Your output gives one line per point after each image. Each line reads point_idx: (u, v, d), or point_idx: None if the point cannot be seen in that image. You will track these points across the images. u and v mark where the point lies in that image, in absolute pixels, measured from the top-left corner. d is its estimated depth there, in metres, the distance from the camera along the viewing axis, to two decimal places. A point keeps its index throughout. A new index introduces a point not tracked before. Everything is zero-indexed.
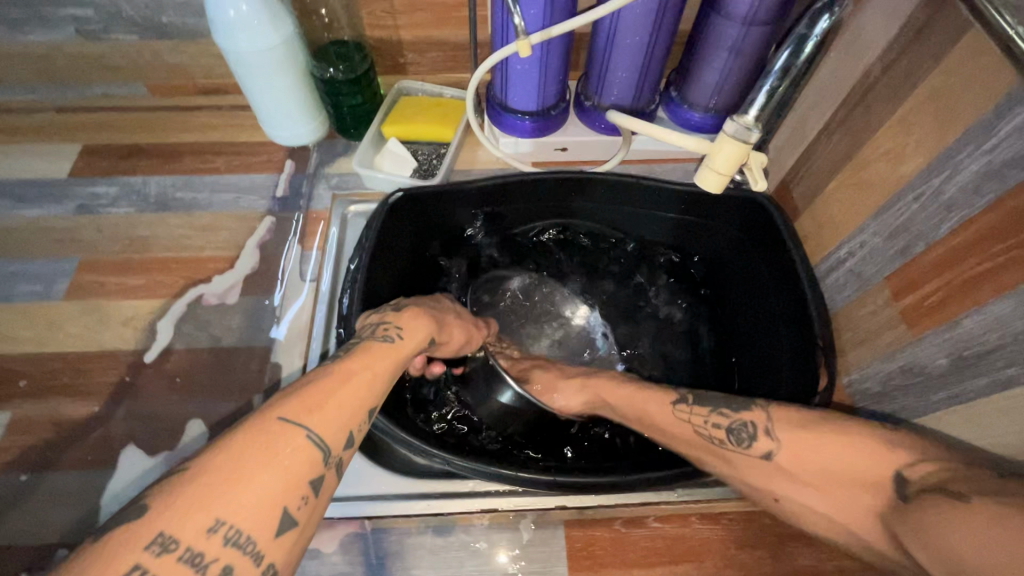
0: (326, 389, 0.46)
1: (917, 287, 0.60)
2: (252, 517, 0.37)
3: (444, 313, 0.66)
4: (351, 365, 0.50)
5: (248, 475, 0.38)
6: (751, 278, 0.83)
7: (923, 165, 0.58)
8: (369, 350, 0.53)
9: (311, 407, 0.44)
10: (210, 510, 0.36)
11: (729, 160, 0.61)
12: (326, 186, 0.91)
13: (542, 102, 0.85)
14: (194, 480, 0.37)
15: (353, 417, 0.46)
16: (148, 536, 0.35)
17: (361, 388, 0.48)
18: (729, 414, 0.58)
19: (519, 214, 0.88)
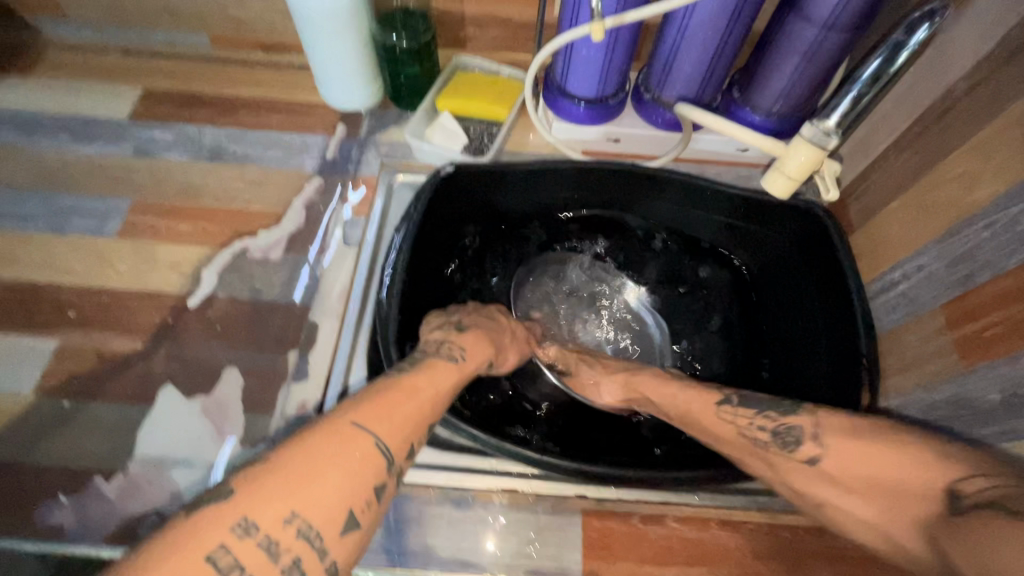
0: (395, 401, 0.48)
1: (976, 318, 0.58)
2: (322, 513, 0.38)
3: (500, 333, 0.69)
4: (417, 381, 0.52)
5: (322, 472, 0.39)
6: (800, 291, 0.81)
7: (999, 192, 0.56)
8: (433, 367, 0.55)
9: (381, 414, 0.45)
10: (287, 501, 0.38)
11: (800, 166, 0.64)
12: (375, 153, 0.91)
13: (601, 90, 0.83)
14: (275, 472, 0.39)
15: (416, 432, 0.47)
16: (232, 518, 0.36)
17: (425, 405, 0.50)
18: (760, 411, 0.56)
19: (564, 200, 0.87)
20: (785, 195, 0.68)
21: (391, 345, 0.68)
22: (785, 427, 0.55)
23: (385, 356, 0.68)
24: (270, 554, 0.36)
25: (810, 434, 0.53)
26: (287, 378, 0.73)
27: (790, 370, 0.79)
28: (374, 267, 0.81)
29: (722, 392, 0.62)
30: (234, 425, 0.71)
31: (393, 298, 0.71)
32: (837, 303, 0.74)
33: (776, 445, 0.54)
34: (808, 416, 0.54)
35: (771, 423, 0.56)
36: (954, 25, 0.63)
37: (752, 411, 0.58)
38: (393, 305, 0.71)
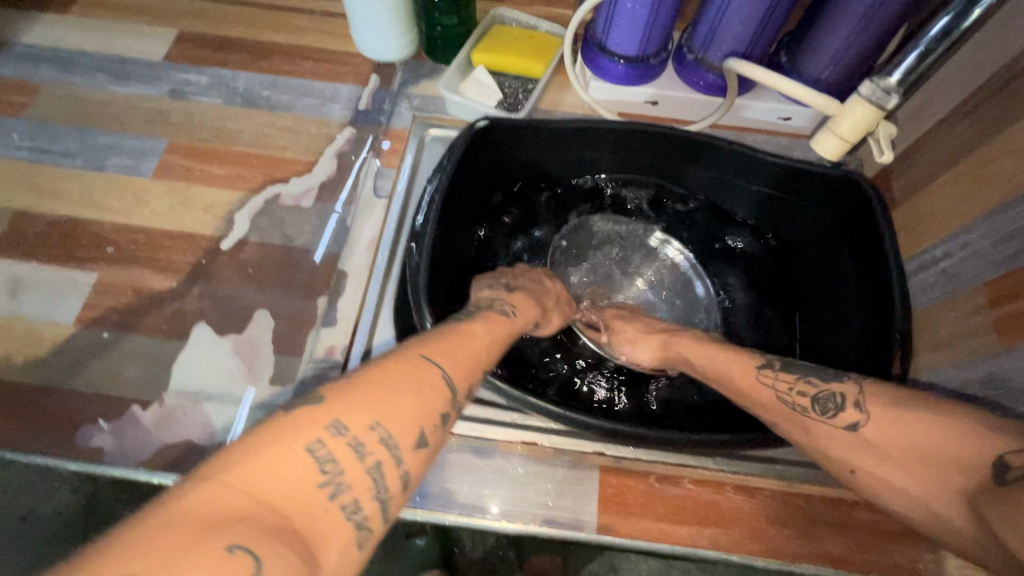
0: (456, 343, 0.52)
1: (1019, 297, 0.57)
2: (400, 427, 0.42)
3: (545, 295, 0.71)
4: (473, 329, 0.56)
5: (398, 392, 0.43)
6: (834, 265, 0.80)
7: None
8: (486, 319, 0.59)
9: (445, 353, 0.50)
10: (371, 412, 0.41)
11: (855, 127, 0.64)
12: (408, 106, 0.90)
13: (643, 49, 0.81)
14: (358, 387, 0.43)
15: (474, 374, 0.52)
16: (326, 419, 0.40)
17: (481, 351, 0.54)
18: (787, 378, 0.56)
19: (597, 162, 0.86)
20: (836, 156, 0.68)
21: (420, 299, 0.69)
22: (827, 392, 0.56)
23: (414, 311, 0.68)
24: (358, 453, 0.39)
25: (851, 401, 0.54)
26: (316, 323, 0.75)
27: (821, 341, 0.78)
28: (404, 220, 0.81)
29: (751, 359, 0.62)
30: (264, 365, 0.73)
31: (422, 252, 0.71)
32: (872, 278, 0.72)
33: (816, 411, 0.56)
34: (853, 384, 0.56)
35: (812, 389, 0.57)
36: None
37: (793, 377, 0.59)
38: (422, 260, 0.71)
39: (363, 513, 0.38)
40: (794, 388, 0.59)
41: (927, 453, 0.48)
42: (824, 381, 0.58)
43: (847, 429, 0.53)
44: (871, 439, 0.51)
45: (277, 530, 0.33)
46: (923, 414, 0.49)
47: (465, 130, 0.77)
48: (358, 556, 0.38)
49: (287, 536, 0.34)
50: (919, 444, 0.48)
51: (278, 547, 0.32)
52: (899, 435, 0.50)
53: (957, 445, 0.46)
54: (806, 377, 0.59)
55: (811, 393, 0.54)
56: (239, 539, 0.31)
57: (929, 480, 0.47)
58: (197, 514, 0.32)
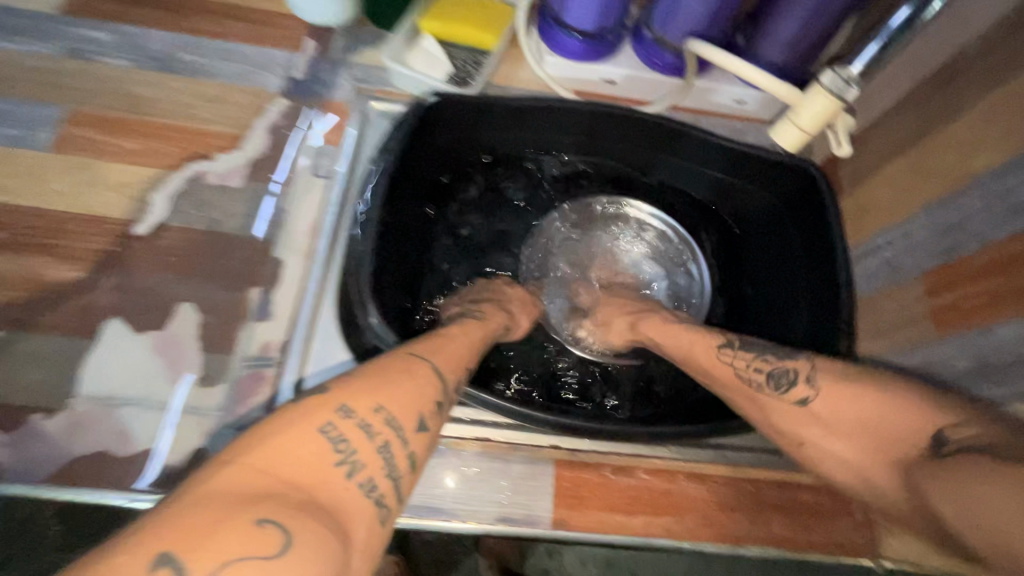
0: (440, 342, 0.59)
1: (956, 288, 0.59)
2: (401, 410, 0.47)
3: (508, 299, 0.73)
4: (451, 331, 0.63)
5: (396, 382, 0.50)
6: (784, 250, 0.80)
7: (996, 161, 0.56)
8: (464, 321, 0.65)
9: (431, 349, 0.57)
10: (373, 398, 0.47)
11: (815, 118, 0.61)
12: (348, 76, 0.83)
13: (600, 24, 0.77)
14: (360, 379, 0.48)
15: (460, 369, 0.58)
16: (333, 406, 0.45)
17: (462, 349, 0.61)
18: (773, 360, 0.58)
19: (552, 142, 0.83)
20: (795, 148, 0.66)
21: (365, 291, 0.65)
22: (783, 370, 0.56)
23: (358, 304, 0.65)
24: (367, 434, 0.44)
25: (805, 377, 0.55)
26: (248, 317, 0.68)
27: (772, 326, 0.79)
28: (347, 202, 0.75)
29: (707, 348, 0.62)
30: (192, 365, 0.66)
31: (368, 241, 0.67)
32: (820, 263, 0.74)
33: (773, 388, 0.56)
34: (807, 361, 0.56)
35: (769, 366, 0.57)
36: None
37: (750, 355, 0.60)
38: (366, 250, 0.66)
39: (378, 490, 0.43)
40: (753, 366, 0.58)
41: (873, 428, 0.49)
42: (779, 358, 0.58)
43: (797, 404, 0.54)
44: (821, 416, 0.52)
45: (302, 503, 0.38)
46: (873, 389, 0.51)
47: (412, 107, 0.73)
48: (380, 530, 0.42)
49: (311, 506, 0.38)
50: (865, 418, 0.49)
51: (305, 518, 0.36)
52: (847, 409, 0.51)
53: (898, 422, 0.48)
54: (764, 355, 0.59)
55: (783, 381, 0.56)
56: (268, 514, 0.35)
57: (871, 453, 0.48)
58: (227, 494, 0.36)
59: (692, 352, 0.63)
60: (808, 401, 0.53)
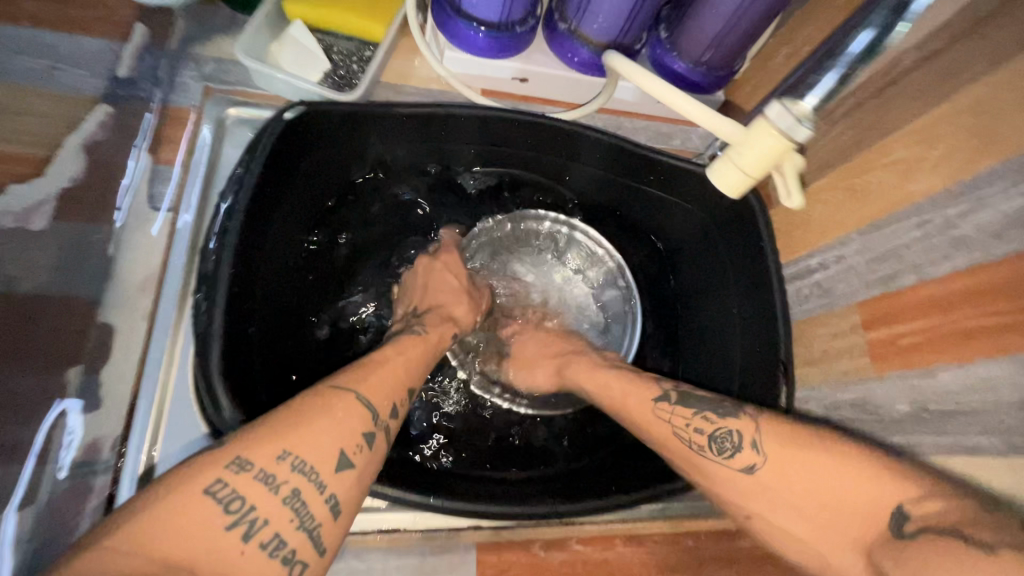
0: (373, 366, 0.54)
1: (893, 323, 0.55)
2: (315, 453, 0.44)
3: (455, 292, 0.68)
4: (387, 351, 0.58)
5: (313, 422, 0.46)
6: (718, 273, 0.70)
7: (936, 187, 0.51)
8: (403, 338, 0.60)
9: (358, 378, 0.52)
10: (279, 443, 0.44)
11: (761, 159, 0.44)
12: (195, 74, 0.66)
13: (507, 15, 0.65)
14: (273, 417, 0.46)
15: (398, 393, 0.54)
16: (228, 458, 0.42)
17: (399, 370, 0.56)
18: (713, 420, 0.53)
19: (457, 152, 0.71)
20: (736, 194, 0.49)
21: (213, 373, 0.53)
22: (722, 431, 0.51)
23: (202, 390, 0.52)
24: (270, 486, 0.42)
25: (748, 442, 0.49)
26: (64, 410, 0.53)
27: (709, 362, 0.70)
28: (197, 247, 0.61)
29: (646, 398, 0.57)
30: None
31: (214, 308, 0.54)
32: (755, 293, 0.63)
33: (712, 451, 0.51)
34: (750, 419, 0.51)
35: (709, 426, 0.52)
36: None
37: (692, 410, 0.54)
38: (211, 319, 0.54)
39: (289, 547, 0.42)
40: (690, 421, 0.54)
41: (825, 499, 0.44)
42: (719, 416, 0.53)
43: (744, 469, 0.48)
44: (770, 485, 0.47)
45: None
46: (823, 455, 0.45)
47: (270, 126, 0.58)
48: None
49: None
50: (811, 482, 0.44)
51: None
52: (797, 475, 0.46)
53: (861, 491, 0.42)
54: (703, 412, 0.54)
55: (722, 443, 0.51)
56: None
57: (823, 529, 0.43)
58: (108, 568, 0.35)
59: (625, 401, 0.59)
60: (755, 469, 0.48)
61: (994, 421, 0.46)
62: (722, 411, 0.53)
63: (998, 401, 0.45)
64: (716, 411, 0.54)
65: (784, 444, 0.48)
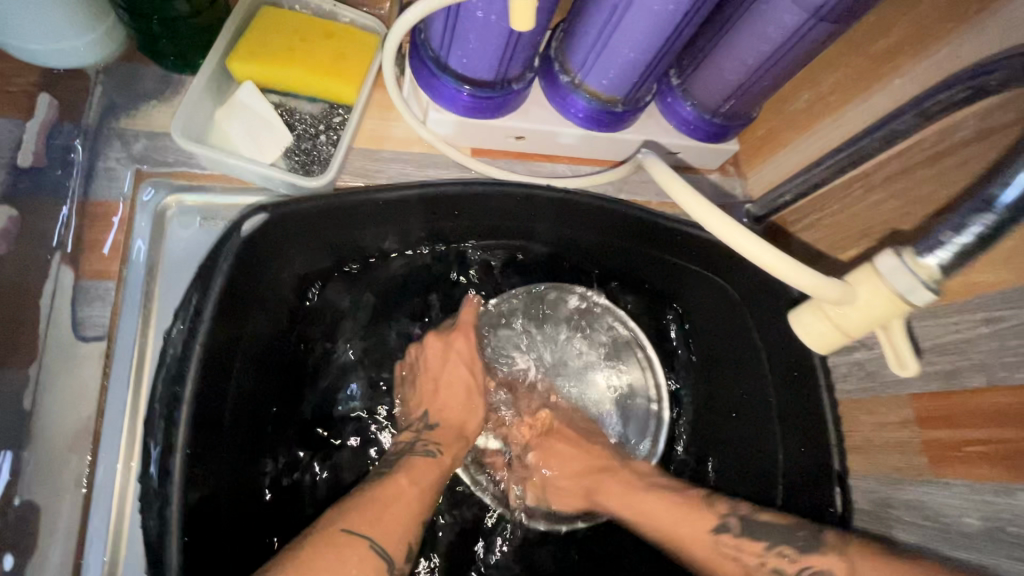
0: (384, 501, 0.49)
1: (955, 424, 0.49)
2: None
3: (466, 388, 0.60)
4: (397, 481, 0.51)
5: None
6: (745, 354, 0.64)
7: (1009, 282, 0.45)
8: (411, 465, 0.53)
9: (371, 520, 0.47)
10: None
11: (862, 319, 0.39)
12: (122, 155, 0.53)
13: (501, 71, 0.55)
14: None
15: (411, 530, 0.49)
16: None
17: (411, 503, 0.50)
18: (790, 555, 0.50)
19: (451, 231, 0.62)
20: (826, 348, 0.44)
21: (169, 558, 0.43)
22: (811, 572, 0.49)
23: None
24: None
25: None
26: None
27: (746, 454, 0.64)
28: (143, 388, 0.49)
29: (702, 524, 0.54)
30: None
31: (170, 476, 0.44)
32: (796, 389, 0.59)
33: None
34: (837, 556, 0.48)
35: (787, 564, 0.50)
36: (964, 34, 0.47)
37: (762, 546, 0.52)
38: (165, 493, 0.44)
39: None
40: (765, 558, 0.51)
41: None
42: (781, 551, 0.51)
43: None
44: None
45: None
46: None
47: (230, 242, 0.49)
48: None
49: None
50: None
51: None
52: None
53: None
54: (777, 545, 0.52)
55: None
56: None
57: None
58: None
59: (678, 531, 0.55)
60: None
61: None
62: (800, 545, 0.51)
63: None
64: (793, 544, 0.51)
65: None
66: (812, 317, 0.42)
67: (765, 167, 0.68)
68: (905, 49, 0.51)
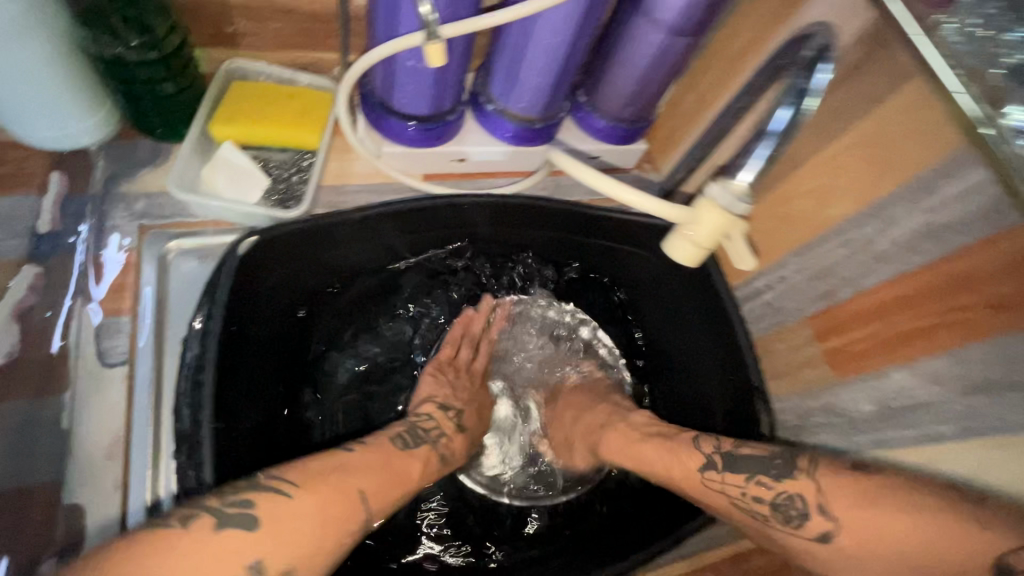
0: (390, 478, 0.54)
1: (842, 331, 0.61)
2: (310, 569, 0.45)
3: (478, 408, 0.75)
4: (409, 466, 0.58)
5: (322, 532, 0.46)
6: (679, 311, 0.75)
7: (852, 210, 0.58)
8: (423, 458, 0.60)
9: (380, 494, 0.52)
10: (289, 557, 0.44)
11: (710, 231, 0.53)
12: (127, 215, 0.64)
13: (436, 106, 0.68)
14: (294, 521, 0.45)
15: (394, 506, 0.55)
16: (244, 554, 0.43)
17: (406, 487, 0.56)
18: (769, 484, 0.55)
19: (414, 241, 0.72)
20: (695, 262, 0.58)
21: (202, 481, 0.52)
22: (784, 496, 0.53)
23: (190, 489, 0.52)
24: None
25: (814, 507, 0.51)
26: None
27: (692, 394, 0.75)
28: (162, 401, 0.59)
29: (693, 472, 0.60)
30: None
31: (201, 453, 0.52)
32: (719, 330, 0.69)
33: (778, 518, 0.53)
34: (808, 480, 0.53)
35: (768, 493, 0.55)
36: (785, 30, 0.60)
37: (744, 477, 0.57)
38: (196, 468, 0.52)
39: None
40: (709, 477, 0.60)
41: (899, 554, 0.46)
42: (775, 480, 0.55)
43: (819, 539, 0.51)
44: (844, 548, 0.49)
45: None
46: (897, 505, 0.47)
47: (226, 262, 0.58)
48: None
49: None
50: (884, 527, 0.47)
51: None
52: (870, 534, 0.47)
53: (947, 543, 0.43)
54: (756, 476, 0.56)
55: (790, 513, 0.52)
56: None
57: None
58: None
59: (673, 475, 0.62)
60: (829, 535, 0.50)
61: (947, 410, 0.51)
62: (776, 473, 0.55)
63: (946, 393, 0.51)
64: (769, 473, 0.55)
65: (853, 500, 0.50)
66: (680, 241, 0.57)
67: (671, 158, 0.82)
68: (750, 48, 0.65)
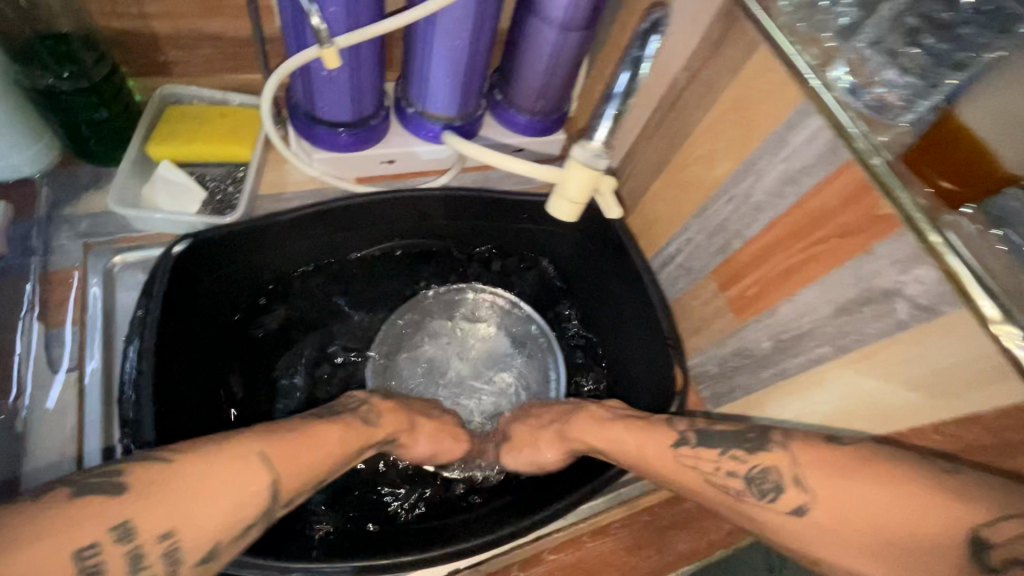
0: (304, 444, 0.55)
1: (738, 279, 0.67)
2: (194, 534, 0.45)
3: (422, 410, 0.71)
4: (329, 432, 0.58)
5: (212, 493, 0.47)
6: (604, 282, 0.81)
7: (732, 168, 0.64)
8: (348, 427, 0.61)
9: (289, 459, 0.53)
10: (171, 519, 0.44)
11: (580, 187, 0.59)
12: (72, 234, 0.69)
13: (357, 112, 0.73)
14: (178, 481, 0.46)
15: (312, 476, 0.55)
16: (116, 518, 0.43)
17: (328, 456, 0.57)
18: (743, 460, 0.54)
19: (351, 238, 0.78)
20: (574, 218, 0.63)
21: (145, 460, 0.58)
22: (757, 470, 0.53)
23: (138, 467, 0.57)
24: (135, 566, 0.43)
25: (791, 480, 0.51)
26: None
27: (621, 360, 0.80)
28: (111, 396, 0.63)
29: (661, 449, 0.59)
30: None
31: (145, 435, 0.57)
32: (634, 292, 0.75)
33: (755, 496, 0.52)
34: (783, 452, 0.53)
35: (742, 469, 0.54)
36: None
37: (717, 452, 0.56)
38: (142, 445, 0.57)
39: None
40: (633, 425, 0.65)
41: (887, 537, 0.45)
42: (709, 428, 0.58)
43: (793, 514, 0.50)
44: (823, 524, 0.48)
45: None
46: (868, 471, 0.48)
47: (161, 262, 0.63)
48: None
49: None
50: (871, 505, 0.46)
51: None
52: (856, 508, 0.47)
53: (932, 521, 0.43)
54: (731, 451, 0.56)
55: (762, 486, 0.52)
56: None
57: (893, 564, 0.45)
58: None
59: (642, 459, 0.60)
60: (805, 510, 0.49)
61: (825, 334, 0.58)
62: (748, 448, 0.55)
63: (821, 318, 0.58)
64: (743, 447, 0.55)
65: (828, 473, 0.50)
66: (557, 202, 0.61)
67: None
68: None
